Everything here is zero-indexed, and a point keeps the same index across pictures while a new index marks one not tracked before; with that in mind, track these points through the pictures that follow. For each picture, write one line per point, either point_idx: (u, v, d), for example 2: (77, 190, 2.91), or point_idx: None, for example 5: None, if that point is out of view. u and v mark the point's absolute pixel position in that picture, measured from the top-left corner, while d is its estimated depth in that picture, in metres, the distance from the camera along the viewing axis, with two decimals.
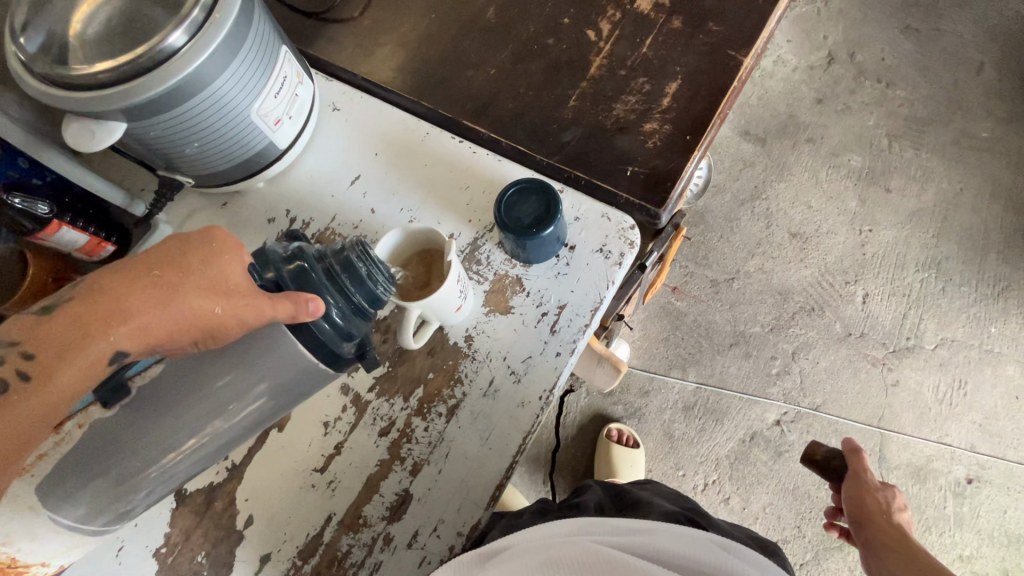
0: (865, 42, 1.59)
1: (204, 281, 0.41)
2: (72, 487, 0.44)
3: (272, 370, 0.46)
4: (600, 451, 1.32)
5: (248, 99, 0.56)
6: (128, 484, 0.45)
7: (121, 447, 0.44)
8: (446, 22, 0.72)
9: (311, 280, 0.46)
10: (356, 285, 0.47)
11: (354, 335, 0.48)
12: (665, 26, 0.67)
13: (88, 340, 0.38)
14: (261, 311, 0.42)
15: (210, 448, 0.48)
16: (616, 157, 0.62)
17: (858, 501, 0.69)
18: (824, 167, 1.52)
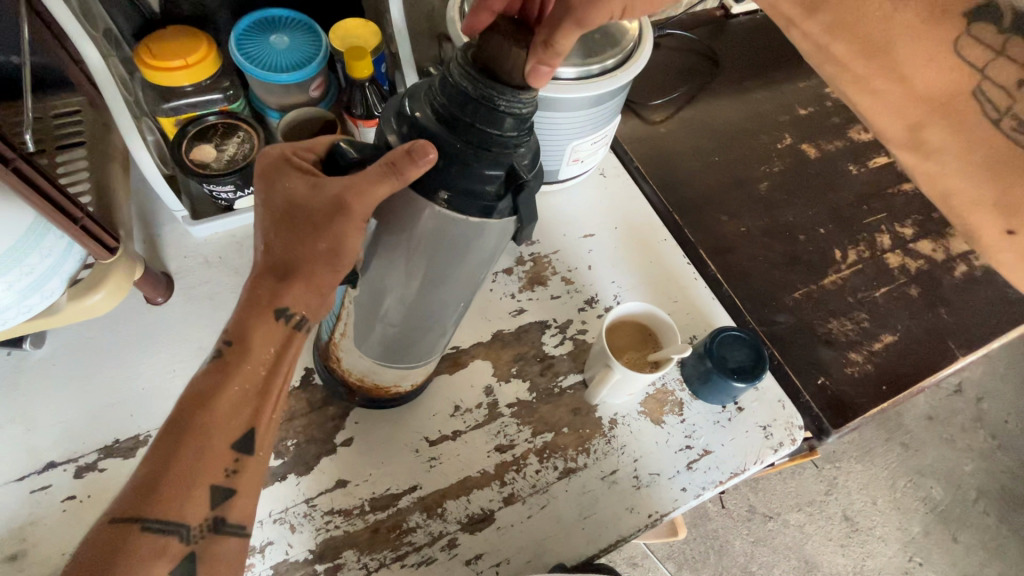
0: (995, 395, 1.61)
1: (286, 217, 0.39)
2: (377, 338, 0.52)
3: (426, 234, 0.42)
4: None
5: (573, 136, 0.64)
6: (398, 322, 0.50)
7: (381, 290, 0.48)
8: (722, 170, 0.81)
9: (425, 121, 0.37)
10: (471, 114, 0.35)
11: (496, 176, 0.38)
12: (902, 287, 0.73)
13: (263, 315, 0.40)
14: (371, 190, 0.36)
15: (438, 276, 0.46)
16: (814, 362, 0.66)
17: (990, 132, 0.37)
18: (906, 477, 1.49)
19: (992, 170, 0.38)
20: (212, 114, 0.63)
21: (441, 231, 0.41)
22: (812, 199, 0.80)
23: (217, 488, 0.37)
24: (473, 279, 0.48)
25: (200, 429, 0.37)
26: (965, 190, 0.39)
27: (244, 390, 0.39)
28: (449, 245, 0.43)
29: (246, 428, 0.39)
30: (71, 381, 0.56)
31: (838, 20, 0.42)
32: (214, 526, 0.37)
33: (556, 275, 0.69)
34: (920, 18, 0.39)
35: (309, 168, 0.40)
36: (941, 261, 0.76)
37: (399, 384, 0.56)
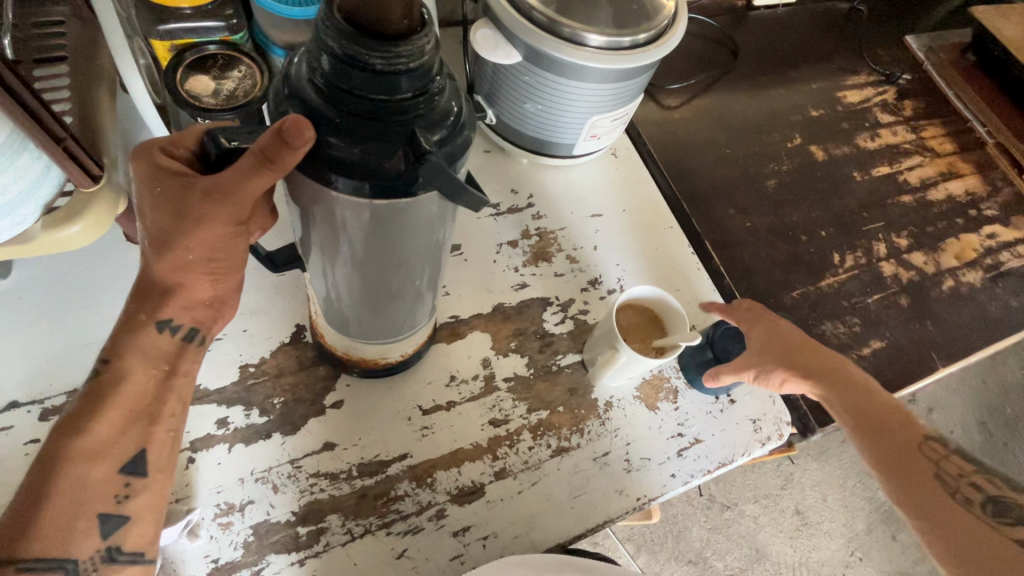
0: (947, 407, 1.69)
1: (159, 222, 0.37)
2: (344, 319, 0.49)
3: (334, 218, 0.38)
4: None
5: (595, 109, 0.62)
6: (352, 303, 0.47)
7: (322, 270, 0.45)
8: (732, 164, 0.81)
9: (305, 92, 0.32)
10: (345, 79, 0.31)
11: (397, 148, 0.33)
12: (893, 296, 0.74)
13: (158, 308, 0.40)
14: (246, 186, 0.34)
15: (365, 257, 0.41)
16: None
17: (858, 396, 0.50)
18: (856, 477, 1.56)
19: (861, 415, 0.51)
20: (212, 43, 0.58)
21: (359, 219, 0.37)
22: (815, 202, 0.80)
23: (106, 516, 0.38)
24: (432, 242, 0.43)
25: (74, 459, 0.38)
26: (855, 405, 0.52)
27: (132, 404, 0.40)
28: (382, 227, 0.38)
29: (133, 450, 0.39)
30: (39, 317, 0.52)
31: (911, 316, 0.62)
32: (109, 555, 0.38)
33: (561, 252, 0.68)
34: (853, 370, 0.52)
35: (179, 164, 0.37)
36: (930, 273, 0.78)
37: (385, 356, 0.53)
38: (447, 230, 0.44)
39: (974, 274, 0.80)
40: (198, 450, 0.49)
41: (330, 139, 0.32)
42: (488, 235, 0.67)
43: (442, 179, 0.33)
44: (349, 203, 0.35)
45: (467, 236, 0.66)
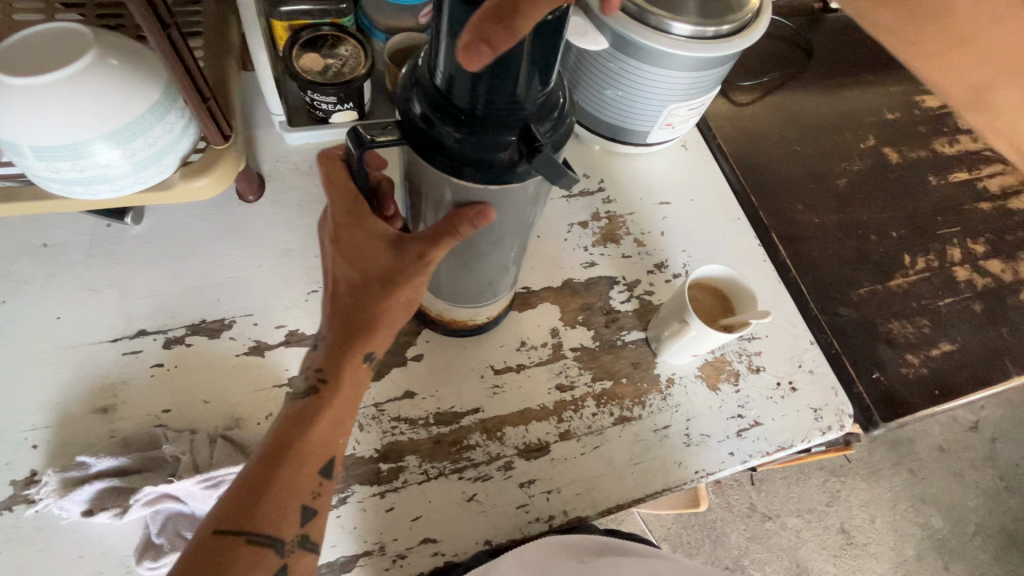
0: (1012, 437, 1.61)
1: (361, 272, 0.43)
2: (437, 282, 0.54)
3: (451, 203, 0.43)
4: None
5: (673, 98, 0.65)
6: (446, 272, 0.52)
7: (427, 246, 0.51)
8: (802, 162, 0.81)
9: (427, 94, 0.37)
10: (462, 83, 0.35)
11: (508, 141, 0.37)
12: (966, 300, 0.73)
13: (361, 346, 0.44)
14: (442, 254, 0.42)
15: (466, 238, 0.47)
16: (871, 358, 0.67)
17: None
18: (908, 501, 1.50)
19: None
20: (325, 24, 0.64)
21: (456, 198, 0.42)
22: (888, 203, 0.79)
23: (307, 508, 0.42)
24: (521, 220, 0.47)
25: (299, 454, 0.42)
26: None
27: (337, 416, 0.44)
28: (476, 206, 0.43)
29: (328, 458, 0.43)
30: (166, 259, 0.59)
31: None
32: (301, 541, 0.42)
33: (629, 236, 0.70)
34: None
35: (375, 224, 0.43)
36: (1008, 281, 0.76)
37: (475, 318, 0.58)
38: (537, 207, 0.47)
39: None
40: None
41: (446, 131, 0.37)
42: (560, 215, 0.71)
43: (547, 171, 0.36)
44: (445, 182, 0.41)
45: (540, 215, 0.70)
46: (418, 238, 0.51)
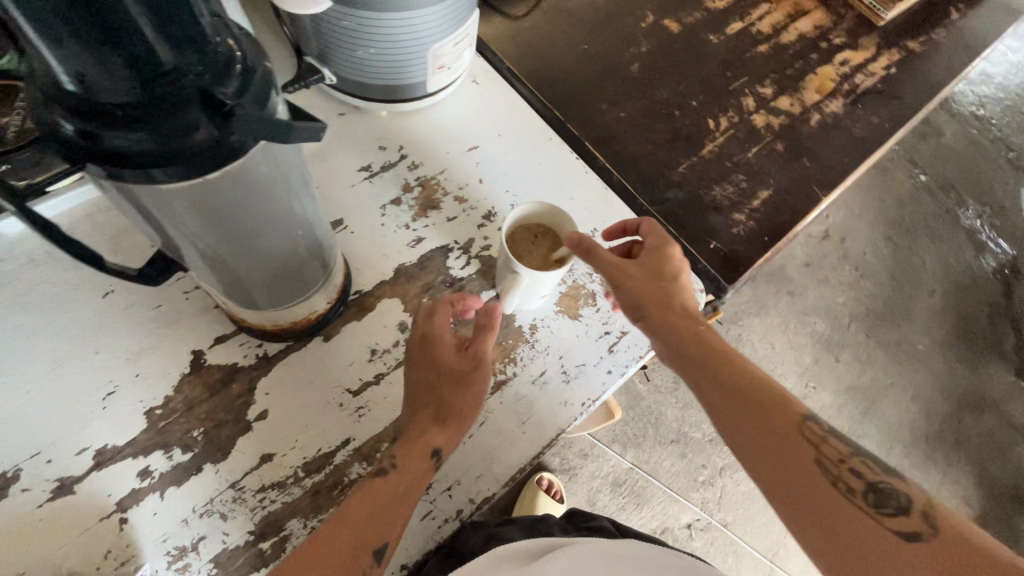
0: (855, 233, 1.89)
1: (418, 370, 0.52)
2: (248, 297, 0.47)
3: (187, 213, 0.36)
4: (525, 494, 1.35)
5: (432, 37, 0.58)
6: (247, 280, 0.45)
7: (207, 266, 0.43)
8: (594, 60, 0.80)
9: (59, 100, 0.27)
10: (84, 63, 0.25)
11: (200, 116, 0.28)
12: (769, 144, 0.78)
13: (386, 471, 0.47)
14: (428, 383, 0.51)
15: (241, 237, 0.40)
16: (705, 229, 0.70)
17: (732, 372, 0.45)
18: (794, 319, 1.72)
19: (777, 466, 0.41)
20: None
21: (190, 206, 0.35)
22: (682, 74, 0.81)
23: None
24: (287, 189, 0.41)
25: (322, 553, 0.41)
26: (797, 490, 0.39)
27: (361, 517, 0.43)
28: (218, 199, 0.36)
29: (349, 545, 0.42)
30: None
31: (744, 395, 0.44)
32: None
33: (448, 195, 0.66)
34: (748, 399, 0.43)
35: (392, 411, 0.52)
36: (797, 113, 0.81)
37: (314, 310, 0.53)
38: (293, 176, 0.41)
39: (837, 102, 0.84)
40: (128, 507, 0.47)
41: (114, 136, 0.27)
42: (369, 199, 0.64)
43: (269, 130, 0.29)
44: (155, 193, 0.32)
45: (347, 207, 0.63)
46: (197, 270, 0.44)
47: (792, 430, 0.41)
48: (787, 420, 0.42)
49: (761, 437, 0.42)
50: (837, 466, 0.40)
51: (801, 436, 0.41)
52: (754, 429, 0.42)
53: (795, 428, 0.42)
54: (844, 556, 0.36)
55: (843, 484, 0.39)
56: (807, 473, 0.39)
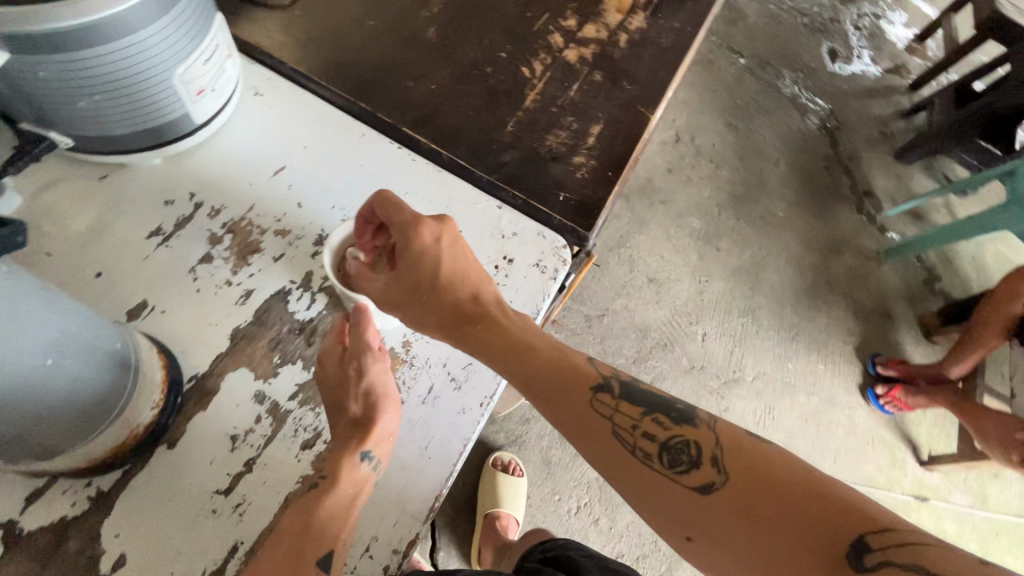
0: (701, 129, 2.05)
1: (332, 393, 0.53)
2: (41, 449, 0.42)
3: None
4: (488, 482, 1.34)
5: (170, 61, 0.50)
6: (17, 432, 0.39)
7: None
8: (385, 33, 0.72)
9: None
10: None
11: None
12: (588, 77, 0.76)
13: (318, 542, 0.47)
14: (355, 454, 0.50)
15: None
16: (551, 182, 0.68)
17: (543, 370, 0.55)
18: (672, 225, 1.84)
19: (617, 463, 0.53)
20: None
21: None
22: (482, 26, 0.76)
23: None
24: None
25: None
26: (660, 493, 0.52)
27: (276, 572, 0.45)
28: None
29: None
30: None
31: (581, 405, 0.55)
32: None
33: (265, 232, 0.58)
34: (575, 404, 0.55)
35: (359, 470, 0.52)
36: (604, 38, 0.81)
37: (135, 425, 0.47)
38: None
39: (639, 16, 0.84)
40: None
41: None
42: (173, 266, 0.55)
43: None
44: None
45: (149, 284, 0.54)
46: None
47: (593, 419, 0.54)
48: (582, 394, 0.55)
49: (571, 429, 0.55)
50: (634, 438, 0.54)
51: (607, 427, 0.54)
52: (572, 432, 0.55)
53: (589, 406, 0.55)
54: (669, 514, 0.51)
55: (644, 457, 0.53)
56: (615, 455, 0.53)
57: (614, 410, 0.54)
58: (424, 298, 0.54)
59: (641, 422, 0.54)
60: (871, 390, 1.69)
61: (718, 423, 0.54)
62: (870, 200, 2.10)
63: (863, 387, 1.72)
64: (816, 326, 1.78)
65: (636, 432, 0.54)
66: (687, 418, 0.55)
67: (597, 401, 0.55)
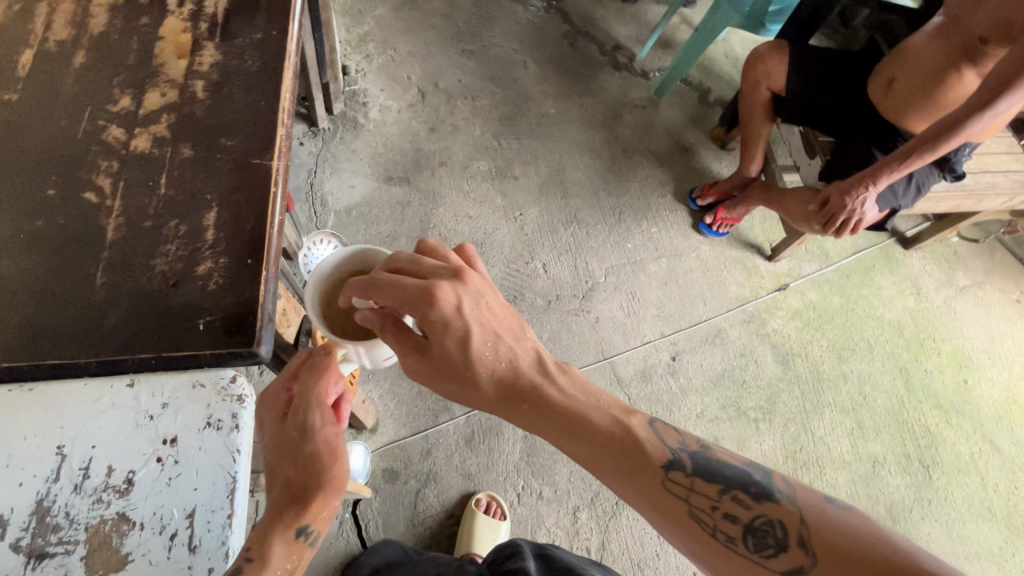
0: (440, 71, 1.92)
1: (284, 443, 0.69)
2: None
3: None
4: (466, 527, 1.26)
5: None
6: None
7: None
8: None
9: None
10: None
11: None
12: (176, 156, 0.62)
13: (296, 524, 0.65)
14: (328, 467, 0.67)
15: None
16: (181, 317, 0.54)
17: (616, 460, 0.68)
18: (463, 180, 1.75)
19: (672, 515, 0.64)
20: None
21: None
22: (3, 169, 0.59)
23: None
24: None
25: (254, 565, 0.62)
26: (712, 550, 0.62)
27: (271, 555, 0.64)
28: None
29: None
30: None
31: (648, 485, 0.66)
32: None
33: None
34: (626, 468, 0.67)
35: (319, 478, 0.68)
36: (177, 97, 0.66)
37: None
38: None
39: (209, 48, 0.70)
40: None
41: None
42: None
43: None
44: None
45: None
46: None
47: (648, 475, 0.67)
48: (654, 474, 0.67)
49: (624, 480, 0.68)
50: (713, 517, 0.63)
51: (681, 505, 0.64)
52: (613, 473, 0.68)
53: (659, 485, 0.66)
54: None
55: (719, 531, 0.62)
56: (693, 529, 0.63)
57: (688, 490, 0.65)
58: (451, 364, 0.71)
59: (716, 497, 0.64)
60: (704, 224, 1.77)
61: (806, 504, 0.61)
62: (623, 52, 2.12)
63: (695, 224, 1.80)
64: (634, 195, 1.81)
65: (717, 512, 0.64)
66: (768, 494, 0.63)
67: (672, 482, 0.66)
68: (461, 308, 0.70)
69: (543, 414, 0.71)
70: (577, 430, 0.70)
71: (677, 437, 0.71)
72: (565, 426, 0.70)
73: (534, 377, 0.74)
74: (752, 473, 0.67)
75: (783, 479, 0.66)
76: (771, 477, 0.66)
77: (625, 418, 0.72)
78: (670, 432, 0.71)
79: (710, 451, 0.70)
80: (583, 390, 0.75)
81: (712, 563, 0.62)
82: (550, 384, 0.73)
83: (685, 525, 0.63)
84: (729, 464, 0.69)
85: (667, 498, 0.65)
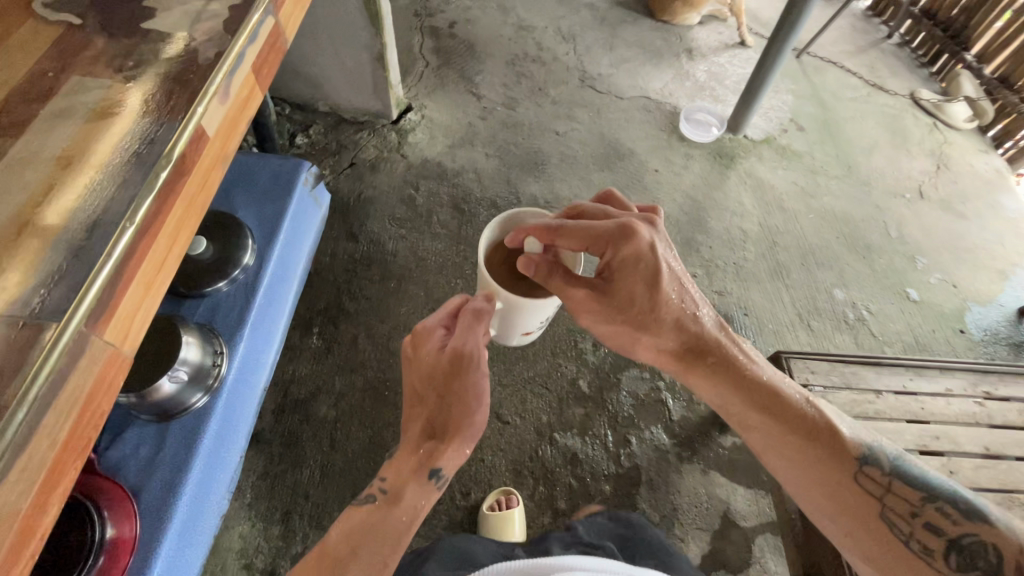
0: None
1: (426, 367, 0.82)
2: None
3: None
4: None
5: None
6: None
7: None
8: None
9: None
10: None
11: None
12: None
13: (416, 416, 0.85)
14: (464, 409, 0.80)
15: None
16: None
17: (801, 432, 0.85)
18: None
19: (809, 457, 0.84)
20: None
21: None
22: None
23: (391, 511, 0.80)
24: None
25: (432, 432, 0.83)
26: (858, 547, 0.81)
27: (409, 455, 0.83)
28: None
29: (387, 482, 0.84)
30: None
31: (793, 454, 0.85)
32: None
33: None
34: (819, 454, 0.84)
35: (429, 346, 0.83)
36: None
37: None
38: None
39: None
40: None
41: None
42: None
43: None
44: None
45: None
46: None
47: (837, 459, 0.84)
48: (851, 465, 0.83)
49: (811, 462, 0.84)
50: (911, 530, 0.77)
51: (863, 496, 0.82)
52: (800, 450, 0.85)
53: (859, 484, 0.82)
54: (892, 545, 0.78)
55: (925, 552, 0.76)
56: (883, 525, 0.80)
57: (886, 485, 0.81)
58: (636, 307, 0.85)
59: (913, 504, 0.79)
60: None
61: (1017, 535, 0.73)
62: None
63: None
64: None
65: (914, 519, 0.78)
66: (977, 514, 0.76)
67: (867, 474, 0.82)
68: (651, 248, 0.82)
69: (728, 375, 0.88)
70: (769, 397, 0.87)
71: (873, 440, 0.86)
72: (751, 392, 0.87)
73: (718, 339, 0.90)
74: (951, 490, 0.81)
75: (971, 501, 0.78)
76: (961, 497, 0.79)
77: (814, 402, 0.89)
78: (868, 433, 0.88)
79: (910, 458, 0.85)
80: (760, 361, 0.92)
81: (881, 562, 0.79)
82: (733, 347, 0.90)
83: (841, 501, 0.83)
84: (924, 476, 0.84)
85: (825, 448, 0.85)
